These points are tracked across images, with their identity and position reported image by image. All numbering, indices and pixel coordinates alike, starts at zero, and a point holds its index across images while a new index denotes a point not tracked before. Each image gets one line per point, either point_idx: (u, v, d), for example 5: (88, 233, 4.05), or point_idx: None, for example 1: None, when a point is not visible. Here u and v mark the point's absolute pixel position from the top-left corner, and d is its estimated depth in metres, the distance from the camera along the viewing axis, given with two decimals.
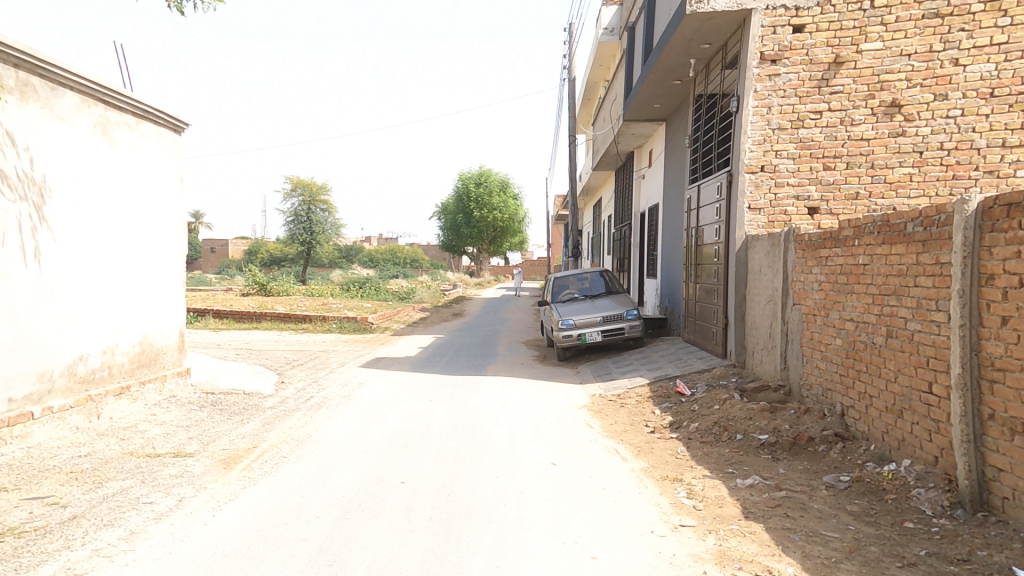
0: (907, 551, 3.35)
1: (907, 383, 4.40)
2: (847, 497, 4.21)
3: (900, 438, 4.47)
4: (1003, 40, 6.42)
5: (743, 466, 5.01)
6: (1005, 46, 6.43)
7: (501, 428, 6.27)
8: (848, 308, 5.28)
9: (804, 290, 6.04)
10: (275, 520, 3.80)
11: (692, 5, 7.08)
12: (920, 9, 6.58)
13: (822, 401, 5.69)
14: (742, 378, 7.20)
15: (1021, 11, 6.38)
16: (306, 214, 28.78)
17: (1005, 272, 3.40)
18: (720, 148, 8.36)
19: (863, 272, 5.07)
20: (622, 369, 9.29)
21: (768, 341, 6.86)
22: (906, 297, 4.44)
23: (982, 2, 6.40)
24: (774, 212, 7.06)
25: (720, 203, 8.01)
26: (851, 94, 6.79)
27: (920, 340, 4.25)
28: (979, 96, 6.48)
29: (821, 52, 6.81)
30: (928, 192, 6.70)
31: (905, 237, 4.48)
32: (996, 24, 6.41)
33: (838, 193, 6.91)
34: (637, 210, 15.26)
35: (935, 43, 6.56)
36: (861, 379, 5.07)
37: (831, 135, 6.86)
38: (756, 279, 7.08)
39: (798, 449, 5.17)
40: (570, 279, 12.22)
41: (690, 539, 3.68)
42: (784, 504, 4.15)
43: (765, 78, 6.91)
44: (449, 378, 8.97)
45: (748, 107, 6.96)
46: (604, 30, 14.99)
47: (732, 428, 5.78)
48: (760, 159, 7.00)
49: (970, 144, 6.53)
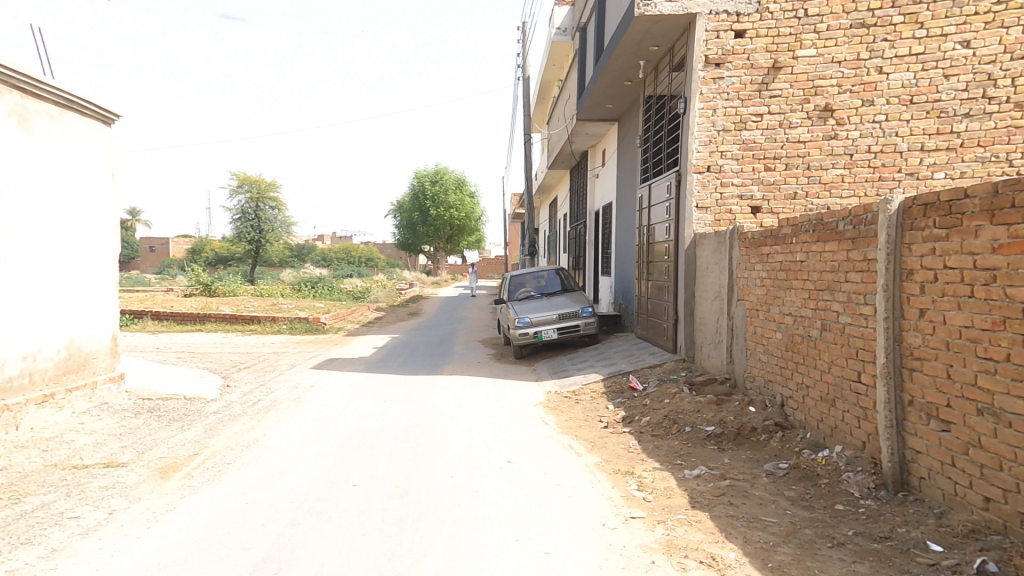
0: (837, 532, 3.53)
1: (840, 373, 4.65)
2: (785, 483, 4.42)
3: (834, 425, 4.72)
4: (921, 51, 6.82)
5: (690, 457, 5.18)
6: (923, 57, 6.83)
7: (458, 427, 6.26)
8: (788, 303, 5.53)
9: (747, 286, 6.30)
10: (219, 529, 3.67)
11: (641, 7, 7.23)
12: (848, 18, 6.92)
13: (765, 392, 5.94)
14: (691, 372, 7.43)
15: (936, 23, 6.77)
16: (254, 211, 27.77)
17: (923, 267, 3.64)
18: (669, 148, 8.60)
19: (800, 269, 5.31)
20: (577, 366, 9.44)
21: (715, 336, 7.09)
22: (838, 292, 4.69)
23: (902, 15, 6.82)
24: (720, 211, 7.32)
25: (670, 202, 8.23)
26: (788, 98, 7.09)
27: (850, 332, 4.50)
28: (901, 102, 6.90)
29: (761, 57, 7.08)
30: (859, 193, 7.07)
31: (837, 234, 4.74)
32: (915, 35, 6.82)
33: (778, 193, 7.21)
34: (591, 209, 15.52)
35: (863, 52, 6.92)
36: (799, 370, 5.31)
37: (771, 137, 7.15)
38: (704, 275, 7.31)
39: (742, 439, 5.38)
40: (526, 277, 12.30)
41: (640, 530, 3.77)
42: (727, 492, 4.31)
43: (709, 81, 7.14)
44: (404, 378, 8.85)
45: (694, 109, 7.19)
46: (556, 29, 15.11)
47: (681, 420, 5.95)
48: (706, 159, 7.23)
49: (894, 148, 6.93)
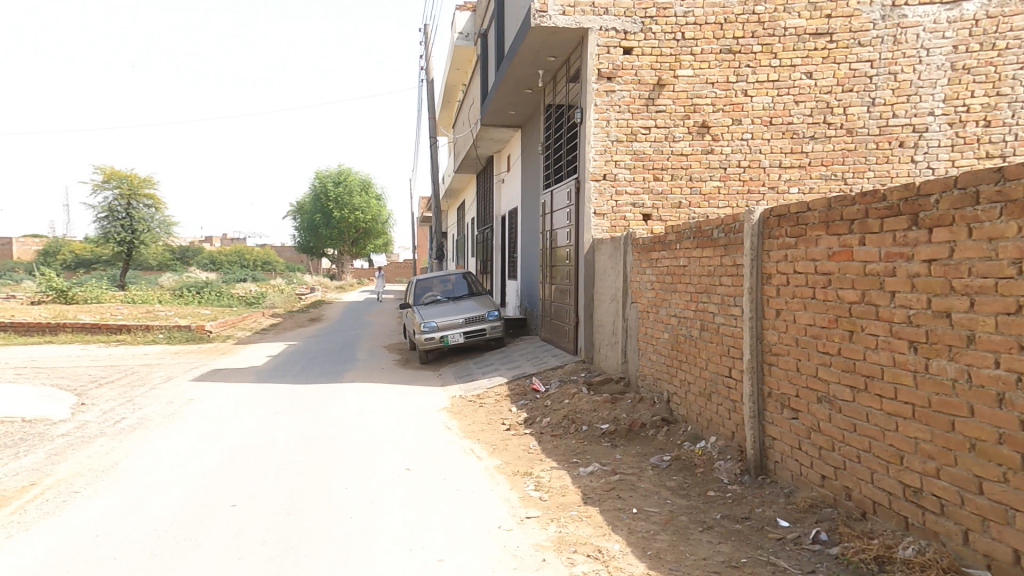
0: (707, 516, 3.79)
1: (715, 370, 5.02)
2: (667, 474, 4.68)
3: (709, 417, 5.10)
4: (774, 79, 7.40)
5: (585, 455, 5.35)
6: (777, 84, 7.40)
7: (356, 435, 6.02)
8: (673, 304, 5.89)
9: (639, 289, 6.63)
10: (57, 569, 3.22)
11: (536, 18, 7.45)
12: (717, 43, 7.42)
13: (654, 389, 6.27)
14: (590, 372, 7.70)
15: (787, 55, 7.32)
16: (124, 210, 25.10)
17: (778, 271, 4.02)
18: (568, 156, 8.90)
19: (683, 272, 5.68)
20: (482, 369, 9.45)
21: (611, 337, 7.40)
22: (714, 294, 5.07)
23: (760, 45, 7.37)
24: (615, 217, 7.67)
25: (570, 208, 8.51)
26: (672, 114, 7.57)
27: (723, 331, 4.88)
28: (762, 123, 7.47)
29: (647, 73, 7.52)
30: (732, 205, 7.66)
31: (713, 242, 5.13)
32: (770, 63, 7.38)
33: (666, 202, 7.68)
34: (498, 213, 15.69)
35: (731, 75, 7.46)
36: (682, 368, 5.67)
37: (659, 149, 7.59)
38: (602, 279, 7.62)
39: (632, 435, 5.65)
40: (434, 280, 12.15)
41: (534, 529, 3.82)
42: (617, 486, 4.49)
43: (602, 93, 7.49)
44: (299, 387, 8.38)
45: (589, 119, 7.50)
46: (458, 34, 15.14)
47: (579, 420, 6.13)
48: (602, 168, 7.58)
49: (759, 164, 7.51)
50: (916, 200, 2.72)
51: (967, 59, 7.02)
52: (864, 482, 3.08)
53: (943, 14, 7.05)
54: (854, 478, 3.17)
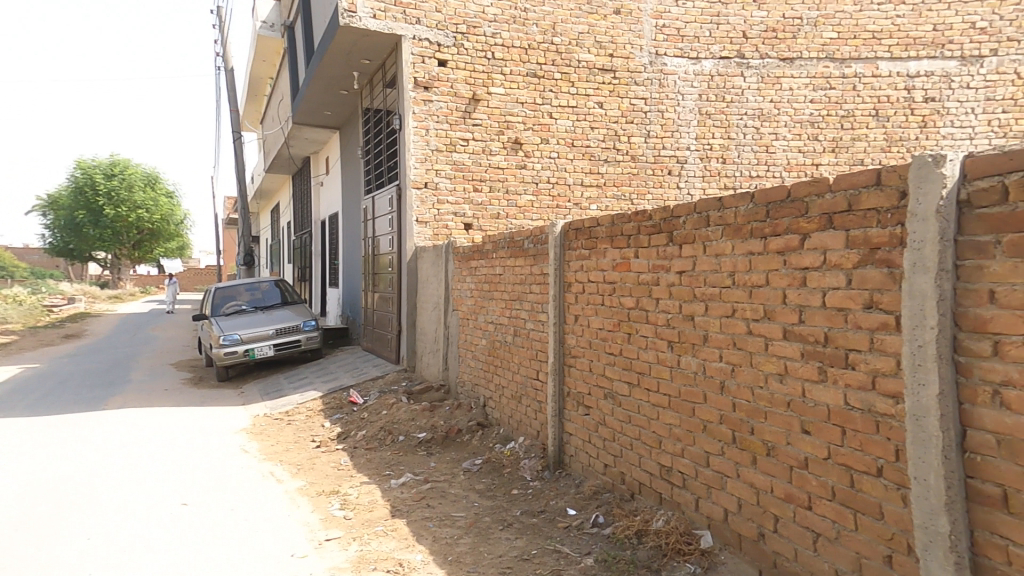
0: (508, 514, 3.95)
1: (525, 374, 5.30)
2: (477, 477, 4.79)
3: (519, 419, 5.36)
4: (573, 105, 8.04)
5: (399, 466, 5.22)
6: (575, 110, 8.05)
7: (120, 471, 5.07)
8: (490, 312, 6.08)
9: (460, 297, 6.74)
10: None
11: (345, 17, 7.23)
12: (524, 67, 7.88)
13: (471, 395, 6.40)
14: (412, 381, 7.59)
15: (582, 84, 8.04)
16: None
17: (576, 280, 4.34)
18: (388, 163, 8.74)
19: (499, 281, 5.90)
20: (293, 384, 8.71)
21: (433, 345, 7.38)
22: (526, 302, 5.37)
23: (559, 73, 7.96)
24: (438, 226, 7.73)
25: (392, 215, 8.34)
26: (487, 129, 7.84)
27: (533, 336, 5.19)
28: (565, 144, 8.04)
29: (461, 87, 7.72)
30: (543, 217, 8.08)
31: (524, 252, 5.43)
32: (569, 91, 8.02)
33: (486, 213, 7.88)
34: (316, 218, 14.76)
35: (538, 97, 7.95)
36: (497, 373, 5.86)
37: (477, 162, 7.82)
38: (425, 287, 7.58)
39: (448, 441, 5.68)
40: (239, 289, 10.90)
41: (332, 551, 3.60)
42: (427, 495, 4.45)
43: (420, 102, 7.53)
44: (46, 419, 6.83)
45: (408, 126, 7.49)
46: (261, 23, 13.91)
47: (396, 430, 5.98)
48: (423, 176, 7.60)
49: (564, 181, 8.07)
50: (670, 220, 3.16)
51: (708, 106, 8.18)
52: (634, 467, 3.50)
53: (690, 67, 8.15)
54: (627, 464, 3.59)
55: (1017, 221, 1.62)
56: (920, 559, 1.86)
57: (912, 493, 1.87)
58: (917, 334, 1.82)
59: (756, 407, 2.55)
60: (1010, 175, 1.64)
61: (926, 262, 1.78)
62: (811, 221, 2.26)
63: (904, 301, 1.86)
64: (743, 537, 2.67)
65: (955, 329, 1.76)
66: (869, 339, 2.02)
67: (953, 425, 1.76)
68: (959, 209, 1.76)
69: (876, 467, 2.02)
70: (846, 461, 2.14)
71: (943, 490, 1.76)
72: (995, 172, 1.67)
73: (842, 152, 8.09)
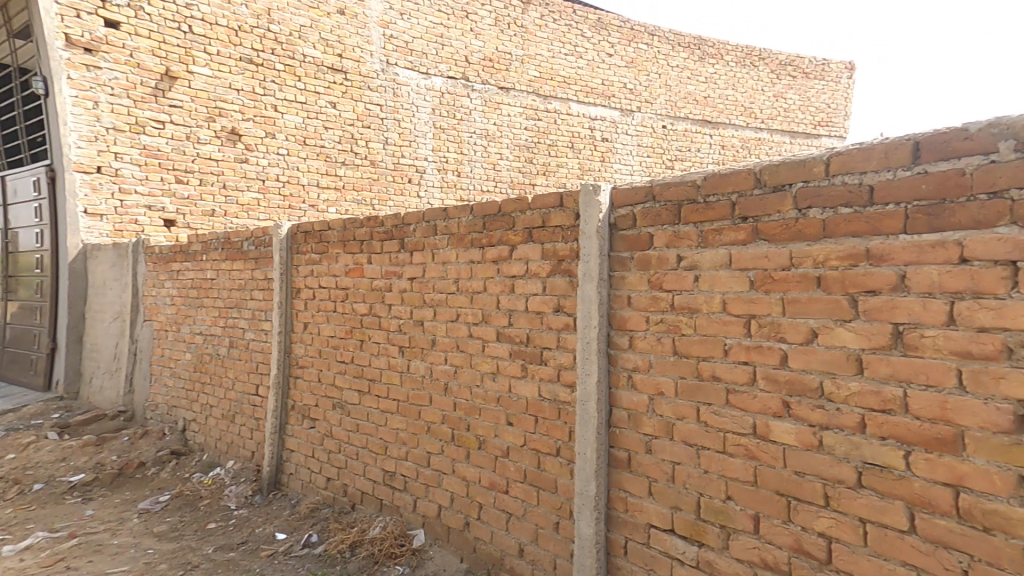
0: (196, 555, 3.36)
1: (242, 389, 4.66)
2: (157, 518, 3.97)
3: (230, 441, 4.70)
4: (299, 101, 7.45)
5: (24, 525, 3.91)
6: (303, 104, 7.47)
7: None
8: (198, 321, 5.21)
9: (157, 305, 5.58)
10: None
11: None
12: (235, 49, 7.01)
13: (166, 420, 5.36)
14: (69, 412, 5.85)
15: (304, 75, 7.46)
16: None
17: (306, 286, 3.96)
18: (26, 137, 6.62)
19: (211, 286, 5.08)
20: None
21: (111, 364, 5.94)
22: (245, 309, 4.72)
23: (282, 64, 7.30)
24: (120, 220, 6.32)
25: (38, 202, 6.33)
26: (190, 113, 6.76)
27: (253, 347, 4.59)
28: (296, 142, 7.41)
29: (147, 59, 6.46)
30: (273, 218, 7.35)
31: (242, 254, 4.78)
32: (296, 86, 7.41)
33: (194, 208, 6.79)
34: None
35: (257, 87, 7.17)
36: (204, 391, 5.05)
37: (178, 150, 6.68)
38: (99, 293, 6.05)
39: (122, 480, 4.63)
40: None
41: None
42: (67, 555, 3.46)
43: (79, 66, 6.06)
44: None
45: (62, 93, 5.94)
46: None
47: (27, 478, 4.54)
48: (95, 159, 6.14)
49: (297, 181, 7.45)
50: (401, 227, 3.20)
51: (441, 121, 8.46)
52: (358, 477, 3.41)
53: (420, 82, 8.29)
54: (351, 474, 3.47)
55: (639, 242, 2.06)
56: (575, 520, 2.20)
57: (576, 465, 2.21)
58: (584, 332, 2.16)
59: (472, 404, 2.75)
60: (637, 207, 2.06)
61: (592, 272, 2.13)
62: (517, 235, 2.54)
63: (578, 306, 2.20)
64: (450, 529, 2.83)
65: (608, 328, 2.15)
66: (557, 338, 2.36)
67: (604, 406, 2.13)
68: (611, 230, 2.15)
69: (556, 447, 2.36)
70: (536, 445, 2.45)
71: (595, 459, 2.11)
72: (629, 203, 2.08)
73: (551, 174, 9.23)
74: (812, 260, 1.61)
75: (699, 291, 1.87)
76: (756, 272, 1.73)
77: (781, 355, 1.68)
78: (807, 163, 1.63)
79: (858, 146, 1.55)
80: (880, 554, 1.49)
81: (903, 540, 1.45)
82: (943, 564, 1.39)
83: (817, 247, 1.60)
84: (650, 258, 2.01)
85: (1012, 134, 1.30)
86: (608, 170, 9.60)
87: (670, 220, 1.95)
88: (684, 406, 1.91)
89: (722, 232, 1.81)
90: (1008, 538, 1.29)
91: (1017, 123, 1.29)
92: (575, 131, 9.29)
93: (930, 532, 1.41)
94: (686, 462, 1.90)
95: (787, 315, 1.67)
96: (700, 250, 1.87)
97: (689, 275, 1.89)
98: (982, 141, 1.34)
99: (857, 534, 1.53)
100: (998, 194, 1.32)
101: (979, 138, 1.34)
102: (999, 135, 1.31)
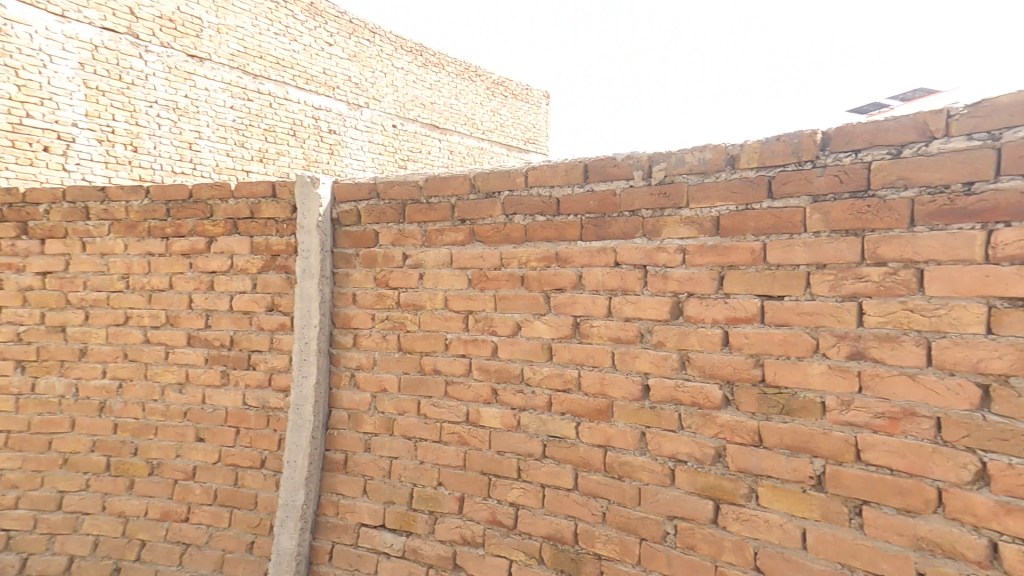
0: None
1: None
2: None
3: None
4: None
5: None
6: None
7: None
8: None
9: None
10: None
11: None
12: None
13: None
14: None
15: None
16: None
17: None
18: None
19: None
20: None
21: None
22: None
23: None
24: None
25: None
26: None
27: None
28: None
29: None
30: None
31: None
32: None
33: None
34: None
35: None
36: None
37: None
38: None
39: None
40: None
41: None
42: None
43: None
44: None
45: None
46: None
47: None
48: None
49: None
50: (23, 207, 2.26)
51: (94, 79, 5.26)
52: None
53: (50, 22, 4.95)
54: None
55: (364, 239, 1.92)
56: (275, 534, 1.90)
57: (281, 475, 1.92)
58: (304, 333, 1.91)
59: (144, 423, 2.16)
60: (361, 203, 1.92)
61: (312, 269, 1.91)
62: (216, 225, 2.11)
63: (296, 304, 1.93)
64: None
65: (331, 326, 1.97)
66: (269, 340, 2.04)
67: (323, 409, 1.92)
68: (334, 225, 1.97)
69: (261, 459, 2.02)
70: (233, 461, 2.05)
71: (307, 467, 1.87)
72: (353, 198, 1.93)
73: (270, 164, 6.73)
74: (518, 262, 1.66)
75: (424, 288, 1.82)
76: (474, 271, 1.74)
77: (493, 347, 1.70)
78: (512, 173, 1.65)
79: (545, 162, 1.60)
80: (551, 512, 1.56)
81: (567, 496, 1.54)
82: (590, 511, 1.49)
83: (521, 249, 1.65)
84: (376, 256, 1.90)
85: (640, 164, 1.44)
86: (336, 164, 7.49)
87: (393, 218, 1.87)
88: (406, 402, 1.84)
89: (444, 232, 1.79)
90: (631, 480, 1.43)
91: (643, 155, 1.43)
92: (316, 126, 7.16)
93: (585, 486, 1.51)
94: (404, 456, 1.82)
95: (497, 310, 1.70)
96: (424, 249, 1.82)
97: (414, 273, 1.84)
98: (624, 168, 1.46)
99: (535, 497, 1.59)
100: (635, 213, 1.45)
101: (622, 165, 1.47)
102: (632, 164, 1.45)
